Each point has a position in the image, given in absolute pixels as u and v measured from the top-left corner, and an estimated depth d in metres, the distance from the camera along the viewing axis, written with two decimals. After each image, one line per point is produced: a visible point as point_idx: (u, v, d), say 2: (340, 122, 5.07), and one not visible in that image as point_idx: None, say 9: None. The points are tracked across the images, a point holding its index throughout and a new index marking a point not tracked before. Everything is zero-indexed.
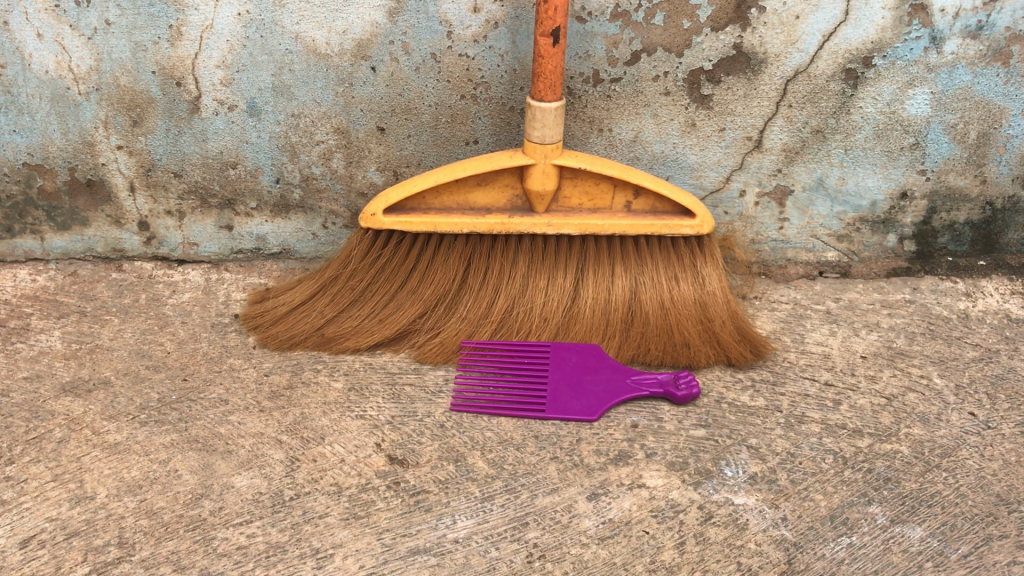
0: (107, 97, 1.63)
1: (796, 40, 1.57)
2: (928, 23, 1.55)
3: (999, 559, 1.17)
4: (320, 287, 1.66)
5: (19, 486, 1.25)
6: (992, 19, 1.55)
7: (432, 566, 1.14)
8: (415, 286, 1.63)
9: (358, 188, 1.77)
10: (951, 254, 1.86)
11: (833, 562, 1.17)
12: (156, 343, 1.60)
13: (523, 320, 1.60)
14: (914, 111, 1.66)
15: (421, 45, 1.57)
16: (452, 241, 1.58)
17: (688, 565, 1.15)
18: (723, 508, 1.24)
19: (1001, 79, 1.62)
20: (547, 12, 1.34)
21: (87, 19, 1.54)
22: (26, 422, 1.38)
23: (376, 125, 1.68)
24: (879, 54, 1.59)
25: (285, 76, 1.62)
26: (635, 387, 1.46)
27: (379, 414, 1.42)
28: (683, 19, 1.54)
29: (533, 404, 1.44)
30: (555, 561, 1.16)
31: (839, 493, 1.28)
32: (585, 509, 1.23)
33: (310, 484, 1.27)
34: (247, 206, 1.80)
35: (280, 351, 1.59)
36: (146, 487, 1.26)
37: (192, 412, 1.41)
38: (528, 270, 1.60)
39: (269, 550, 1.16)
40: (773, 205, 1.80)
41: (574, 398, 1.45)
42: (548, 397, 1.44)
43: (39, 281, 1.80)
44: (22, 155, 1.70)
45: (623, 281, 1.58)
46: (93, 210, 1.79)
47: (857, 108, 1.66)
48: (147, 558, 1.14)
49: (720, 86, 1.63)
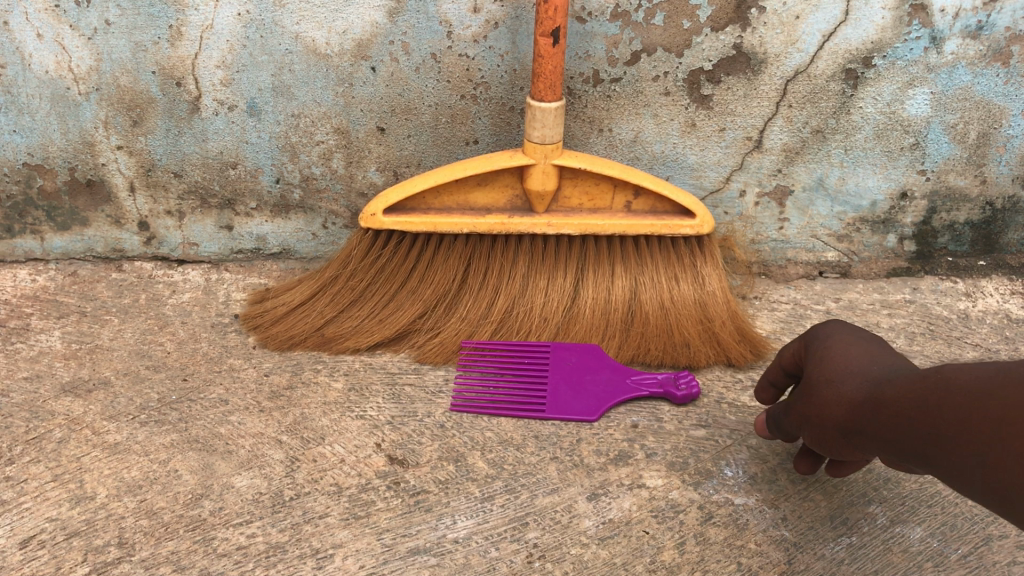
0: (108, 97, 1.63)
1: (797, 40, 1.57)
2: (928, 24, 1.55)
3: (999, 559, 1.17)
4: (320, 287, 1.66)
5: (19, 486, 1.25)
6: (992, 19, 1.55)
7: (432, 566, 1.14)
8: (415, 286, 1.62)
9: (358, 188, 1.78)
10: (951, 254, 1.86)
11: (833, 562, 1.17)
12: (156, 343, 1.60)
13: (523, 320, 1.60)
14: (914, 111, 1.66)
15: (421, 45, 1.57)
16: (452, 241, 1.58)
17: (688, 565, 1.15)
18: (723, 508, 1.24)
19: (1001, 79, 1.62)
20: (547, 12, 1.34)
21: (87, 19, 1.54)
22: (26, 422, 1.38)
23: (376, 125, 1.68)
24: (879, 54, 1.59)
25: (285, 76, 1.62)
26: (635, 387, 1.46)
27: (379, 414, 1.42)
28: (683, 19, 1.54)
29: (533, 404, 1.44)
30: (556, 561, 1.16)
31: (838, 493, 1.28)
32: (585, 509, 1.23)
33: (310, 484, 1.27)
34: (247, 206, 1.80)
35: (279, 351, 1.59)
36: (145, 487, 1.26)
37: (192, 412, 1.41)
38: (528, 270, 1.60)
39: (269, 550, 1.15)
40: (773, 205, 1.80)
41: (574, 398, 1.45)
42: (548, 397, 1.44)
43: (39, 281, 1.80)
44: (22, 155, 1.70)
45: (624, 281, 1.58)
46: (93, 210, 1.79)
47: (857, 108, 1.66)
48: (147, 558, 1.14)
49: (720, 86, 1.63)
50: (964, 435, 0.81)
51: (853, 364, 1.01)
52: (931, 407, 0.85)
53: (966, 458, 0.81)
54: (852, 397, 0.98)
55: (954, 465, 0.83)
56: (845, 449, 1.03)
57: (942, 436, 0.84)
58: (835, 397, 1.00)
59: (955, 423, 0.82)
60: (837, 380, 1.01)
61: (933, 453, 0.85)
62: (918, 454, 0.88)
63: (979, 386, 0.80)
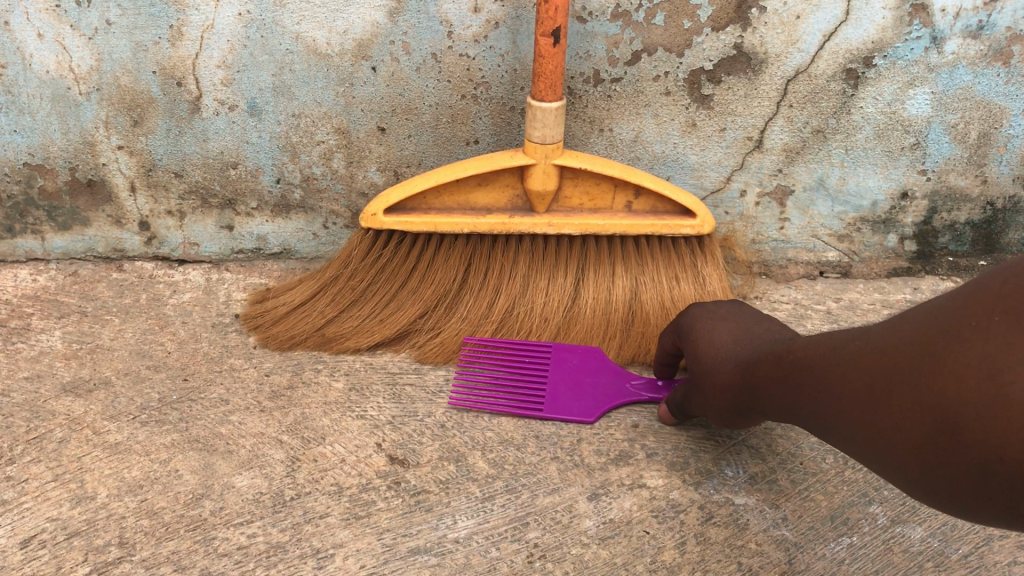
0: (108, 97, 1.63)
1: (797, 40, 1.57)
2: (928, 24, 1.55)
3: (999, 559, 1.17)
4: (320, 287, 1.65)
5: (19, 485, 1.25)
6: (993, 19, 1.55)
7: (432, 566, 1.14)
8: (415, 286, 1.63)
9: (358, 188, 1.78)
10: (951, 254, 1.86)
11: (833, 562, 1.17)
12: (156, 343, 1.60)
13: (523, 320, 1.60)
14: (914, 111, 1.66)
15: (421, 45, 1.57)
16: (452, 241, 1.58)
17: (688, 565, 1.15)
18: (723, 508, 1.24)
19: (1001, 80, 1.62)
20: (547, 12, 1.34)
21: (87, 19, 1.54)
22: (26, 422, 1.38)
23: (376, 125, 1.68)
24: (879, 54, 1.59)
25: (285, 76, 1.62)
26: (635, 392, 1.45)
27: (379, 414, 1.42)
28: (683, 19, 1.54)
29: (531, 404, 1.44)
30: (556, 561, 1.15)
31: (839, 493, 1.28)
32: (585, 509, 1.23)
33: (310, 484, 1.27)
34: (247, 206, 1.80)
35: (280, 351, 1.59)
36: (146, 487, 1.26)
37: (192, 412, 1.41)
38: (528, 271, 1.60)
39: (269, 550, 1.15)
40: (774, 205, 1.80)
41: (572, 399, 1.44)
42: (546, 398, 1.44)
43: (39, 281, 1.80)
44: (22, 155, 1.70)
45: (624, 281, 1.58)
46: (93, 210, 1.79)
47: (857, 108, 1.66)
48: (147, 558, 1.14)
49: (720, 86, 1.63)
50: (833, 400, 0.91)
51: (728, 347, 1.20)
52: (810, 376, 0.96)
53: (839, 422, 0.90)
54: (727, 381, 1.17)
55: (832, 429, 0.92)
56: (743, 422, 1.21)
57: (819, 405, 0.94)
58: (716, 380, 1.19)
59: (824, 389, 0.92)
60: (724, 366, 1.19)
61: (817, 422, 0.96)
62: (811, 424, 0.98)
63: (840, 355, 0.91)
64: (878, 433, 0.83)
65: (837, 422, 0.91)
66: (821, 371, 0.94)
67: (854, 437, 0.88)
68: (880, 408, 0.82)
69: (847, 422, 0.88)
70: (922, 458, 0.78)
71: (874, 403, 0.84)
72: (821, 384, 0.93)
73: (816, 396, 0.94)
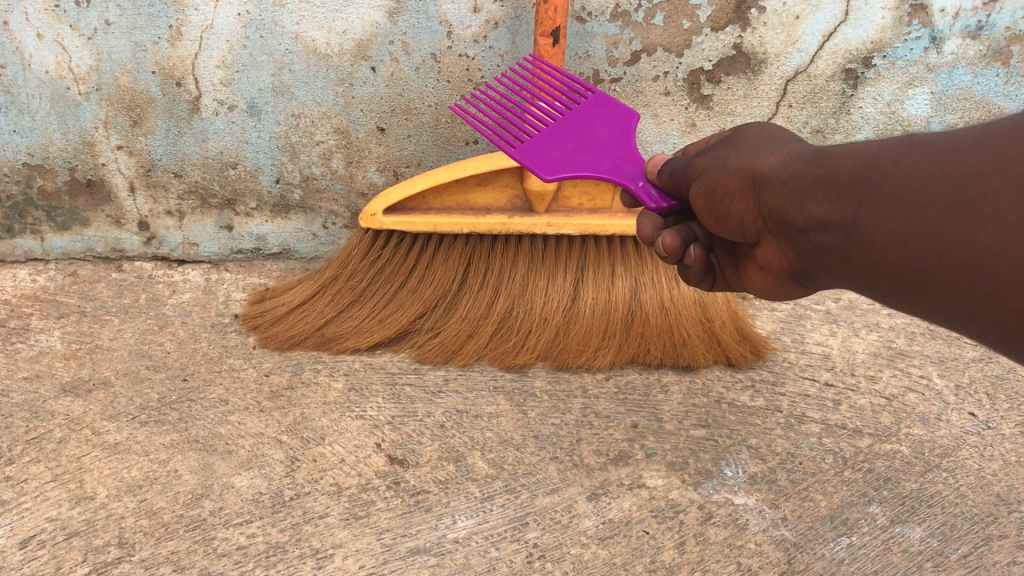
0: (108, 97, 1.63)
1: (796, 40, 1.63)
2: (928, 24, 1.63)
3: (999, 559, 1.15)
4: (320, 287, 1.69)
5: (19, 486, 1.23)
6: (992, 20, 1.64)
7: (432, 566, 1.11)
8: (415, 285, 1.65)
9: (358, 187, 1.79)
10: None
11: (833, 562, 1.14)
12: (156, 343, 1.59)
13: (523, 319, 1.62)
14: (914, 111, 1.75)
15: (421, 45, 1.60)
16: (452, 241, 1.61)
17: (688, 565, 1.13)
18: (723, 508, 1.23)
19: (1001, 79, 1.72)
20: (547, 12, 1.39)
21: (87, 19, 1.54)
22: (26, 422, 1.36)
23: (376, 125, 1.70)
24: (879, 54, 1.67)
25: (285, 76, 1.63)
26: (627, 178, 1.14)
27: (379, 414, 1.42)
28: (683, 19, 1.58)
29: (527, 130, 1.28)
30: (556, 561, 1.13)
31: (839, 493, 1.27)
32: (585, 509, 1.22)
33: (310, 484, 1.26)
34: (247, 205, 1.81)
35: (279, 352, 1.59)
36: (145, 487, 1.24)
37: (192, 412, 1.41)
38: (528, 270, 1.64)
39: (269, 550, 1.13)
40: None
41: (564, 151, 1.22)
42: (538, 147, 1.23)
43: (39, 281, 1.78)
44: (21, 155, 1.69)
45: (624, 281, 1.63)
46: (93, 211, 1.79)
47: (857, 108, 1.75)
48: (147, 558, 1.11)
49: (719, 86, 1.68)
50: (906, 189, 0.72)
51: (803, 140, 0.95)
52: (888, 156, 0.77)
53: (891, 215, 0.73)
54: (791, 150, 0.92)
55: (870, 223, 0.76)
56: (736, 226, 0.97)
57: (879, 191, 0.75)
58: (758, 158, 0.93)
59: (907, 178, 0.73)
60: (794, 146, 0.93)
61: (853, 210, 0.78)
62: (833, 204, 0.81)
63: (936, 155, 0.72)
64: (945, 239, 0.68)
65: (888, 213, 0.74)
66: (923, 155, 0.73)
67: (894, 239, 0.73)
68: (980, 212, 0.65)
69: (905, 216, 0.72)
70: (982, 287, 0.65)
71: (970, 209, 0.66)
72: (900, 171, 0.74)
73: (877, 177, 0.76)
